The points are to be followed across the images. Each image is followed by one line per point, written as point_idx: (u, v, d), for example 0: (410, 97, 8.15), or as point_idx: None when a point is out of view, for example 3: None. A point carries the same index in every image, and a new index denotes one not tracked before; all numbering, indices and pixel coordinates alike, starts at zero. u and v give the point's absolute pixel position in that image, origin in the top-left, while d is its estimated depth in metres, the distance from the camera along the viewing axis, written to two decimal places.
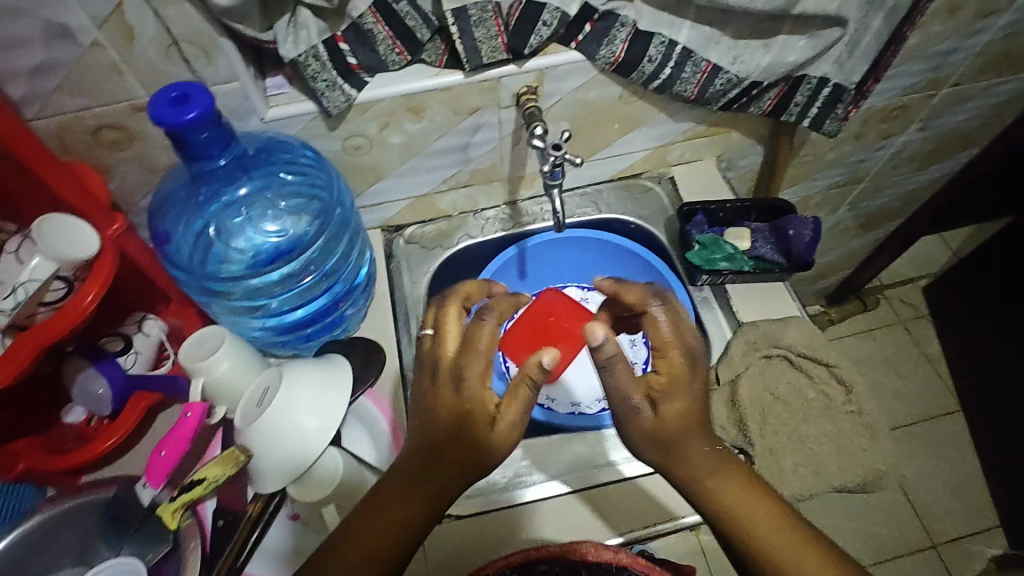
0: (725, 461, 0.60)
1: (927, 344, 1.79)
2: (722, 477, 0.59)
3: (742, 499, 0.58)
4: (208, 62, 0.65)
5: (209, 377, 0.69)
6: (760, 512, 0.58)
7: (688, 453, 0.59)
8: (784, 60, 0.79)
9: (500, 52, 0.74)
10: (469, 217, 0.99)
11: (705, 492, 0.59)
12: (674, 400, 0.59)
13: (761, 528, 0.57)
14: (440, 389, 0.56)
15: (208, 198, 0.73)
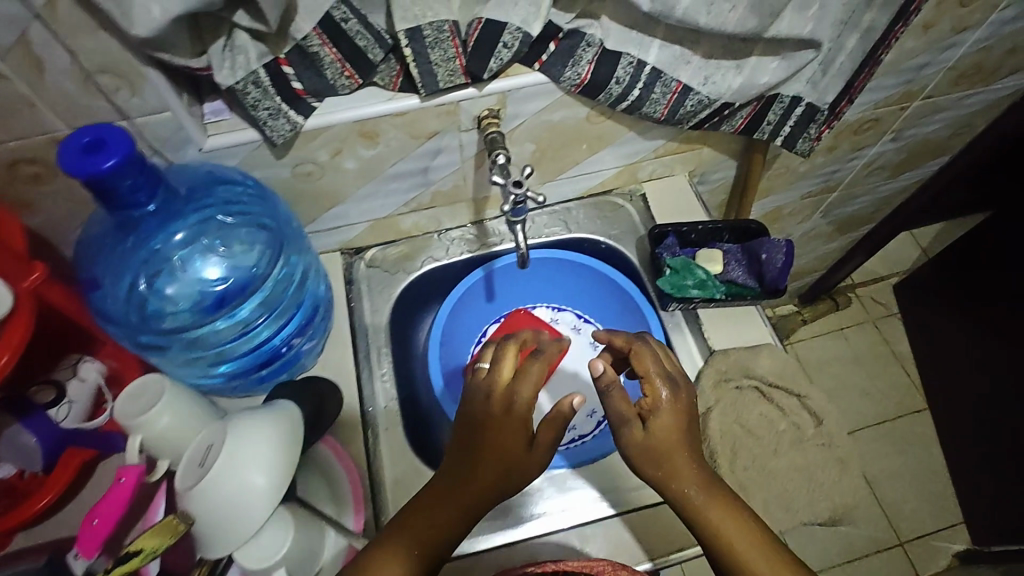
0: (717, 491, 0.57)
1: (896, 343, 1.81)
2: (716, 507, 0.56)
3: (732, 527, 0.56)
4: (133, 93, 0.59)
5: (147, 434, 0.64)
6: (750, 543, 0.55)
7: (684, 477, 0.57)
8: (756, 81, 0.75)
9: (459, 76, 0.69)
10: (433, 238, 0.94)
11: (696, 519, 0.57)
12: (684, 422, 0.60)
13: (752, 559, 0.54)
14: (489, 407, 0.62)
15: (139, 244, 0.66)
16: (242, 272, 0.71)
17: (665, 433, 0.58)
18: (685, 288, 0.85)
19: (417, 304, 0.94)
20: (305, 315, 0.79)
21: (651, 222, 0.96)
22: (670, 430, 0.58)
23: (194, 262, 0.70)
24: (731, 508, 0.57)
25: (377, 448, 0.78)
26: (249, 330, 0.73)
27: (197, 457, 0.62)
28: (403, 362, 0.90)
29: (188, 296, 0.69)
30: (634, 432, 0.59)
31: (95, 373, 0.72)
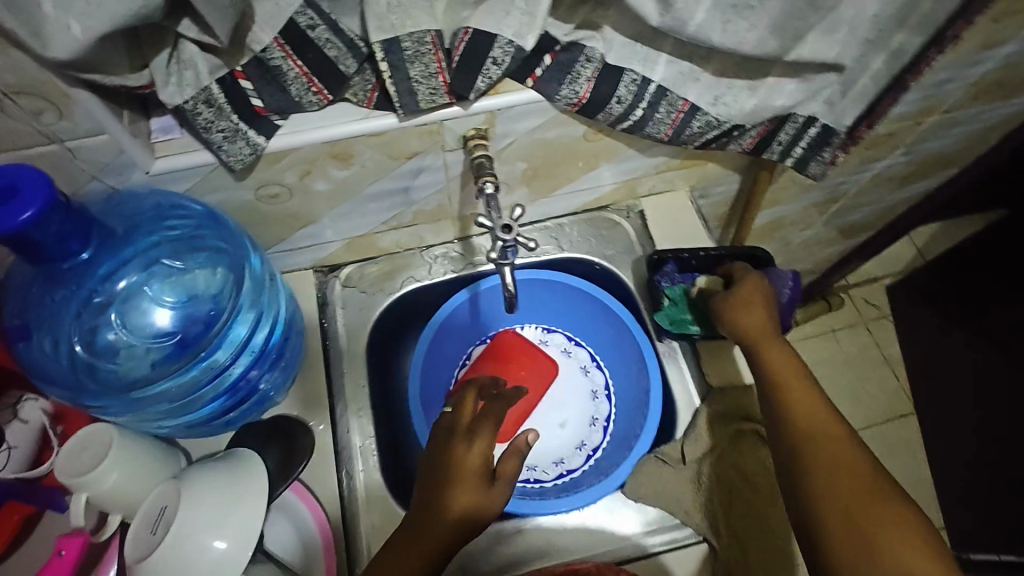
0: (779, 340, 0.70)
1: (888, 347, 1.67)
2: (775, 346, 0.69)
3: (788, 371, 0.67)
4: (61, 116, 0.51)
5: (95, 491, 0.58)
6: (798, 387, 0.65)
7: (756, 319, 0.72)
8: (770, 103, 0.68)
9: (442, 94, 0.62)
10: (415, 255, 0.88)
11: (758, 345, 0.70)
12: (767, 299, 0.75)
13: (799, 405, 0.63)
14: (450, 447, 0.60)
15: (70, 297, 0.59)
16: (197, 308, 0.63)
17: (747, 291, 0.75)
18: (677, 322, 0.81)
19: (398, 327, 0.88)
20: (279, 347, 0.70)
21: (648, 242, 0.90)
22: (751, 289, 0.75)
23: (143, 308, 0.63)
24: (796, 360, 0.68)
25: (353, 493, 0.73)
26: (212, 383, 0.64)
27: (151, 518, 0.58)
28: (381, 391, 0.84)
29: (138, 346, 0.62)
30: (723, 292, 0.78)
31: (39, 412, 0.66)
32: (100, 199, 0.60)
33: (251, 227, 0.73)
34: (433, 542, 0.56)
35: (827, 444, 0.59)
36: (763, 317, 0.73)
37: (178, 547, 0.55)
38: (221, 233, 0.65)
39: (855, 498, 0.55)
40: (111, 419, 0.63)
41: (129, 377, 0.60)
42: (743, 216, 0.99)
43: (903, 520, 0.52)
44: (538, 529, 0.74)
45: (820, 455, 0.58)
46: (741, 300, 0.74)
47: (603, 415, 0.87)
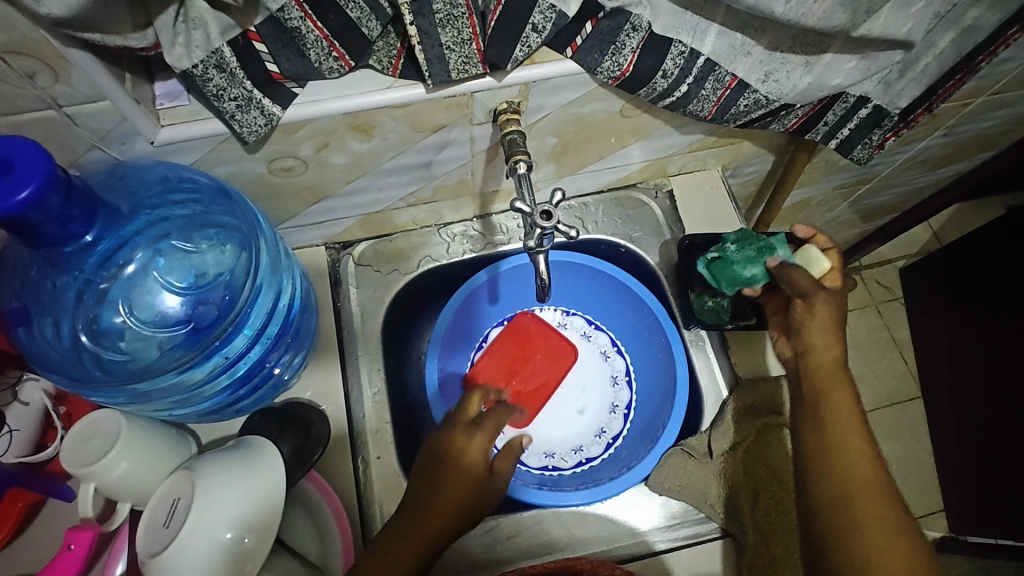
0: (841, 376, 0.60)
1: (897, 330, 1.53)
2: (838, 386, 0.60)
3: (839, 423, 0.58)
4: (57, 79, 0.46)
5: (102, 481, 0.55)
6: (854, 446, 0.56)
7: (830, 348, 0.61)
8: (826, 83, 0.63)
9: (475, 64, 0.56)
10: (432, 233, 0.83)
11: (818, 390, 0.60)
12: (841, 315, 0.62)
13: (856, 468, 0.55)
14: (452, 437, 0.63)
15: (72, 281, 0.56)
16: (211, 292, 0.60)
17: (824, 318, 0.61)
18: (756, 266, 0.70)
19: (412, 307, 0.84)
20: (294, 328, 0.67)
21: (677, 225, 0.85)
22: (824, 312, 0.62)
23: (150, 291, 0.59)
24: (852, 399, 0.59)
25: (368, 483, 0.70)
26: (225, 374, 0.61)
27: (162, 514, 0.55)
28: (396, 374, 0.81)
29: (147, 335, 0.58)
30: (800, 308, 0.63)
31: (41, 394, 0.62)
32: (102, 171, 0.55)
33: (262, 201, 0.68)
34: (421, 535, 0.58)
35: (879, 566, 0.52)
36: (833, 348, 0.62)
37: (191, 543, 0.52)
38: (234, 209, 0.60)
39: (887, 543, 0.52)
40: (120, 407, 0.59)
41: (139, 365, 0.57)
42: (774, 198, 0.95)
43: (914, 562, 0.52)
44: (560, 522, 0.72)
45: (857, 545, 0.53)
46: (823, 335, 0.61)
47: (624, 403, 0.84)
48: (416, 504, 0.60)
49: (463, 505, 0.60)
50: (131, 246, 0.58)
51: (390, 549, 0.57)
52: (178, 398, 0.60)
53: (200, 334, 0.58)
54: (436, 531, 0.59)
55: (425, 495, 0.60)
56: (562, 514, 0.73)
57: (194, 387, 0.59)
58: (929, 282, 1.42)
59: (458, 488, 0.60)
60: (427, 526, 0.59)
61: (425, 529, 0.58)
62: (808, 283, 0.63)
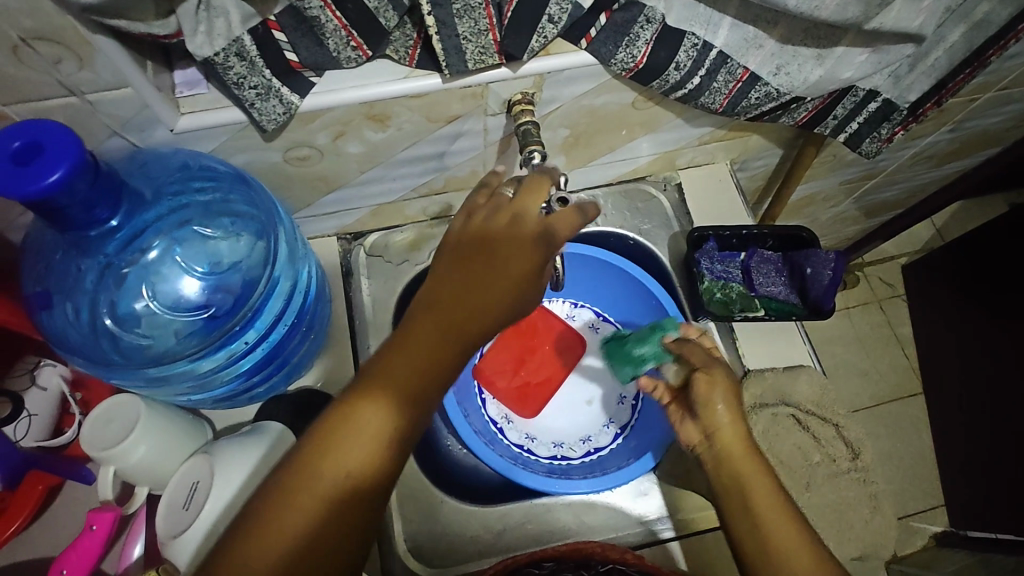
0: (755, 455, 0.59)
1: (898, 325, 1.51)
2: (752, 465, 0.58)
3: (767, 498, 0.56)
4: (82, 65, 0.47)
5: (122, 465, 0.57)
6: (787, 525, 0.54)
7: (731, 429, 0.60)
8: (837, 76, 0.64)
9: (491, 54, 0.57)
10: (443, 224, 0.84)
11: (731, 466, 0.58)
12: (735, 392, 0.63)
13: (794, 553, 0.53)
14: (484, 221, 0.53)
15: (93, 266, 0.56)
16: (228, 279, 0.60)
17: (716, 390, 0.62)
18: (649, 346, 0.75)
19: None
20: (309, 318, 0.68)
21: (685, 218, 0.86)
22: (726, 388, 0.62)
23: (168, 276, 0.59)
24: (770, 477, 0.58)
25: None
26: (241, 362, 0.61)
27: (181, 499, 0.56)
28: None
29: (164, 321, 0.59)
30: (698, 381, 0.63)
31: (59, 380, 0.63)
32: (122, 158, 0.56)
33: (277, 190, 0.69)
34: (419, 351, 0.48)
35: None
36: (739, 424, 0.61)
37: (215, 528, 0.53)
38: (250, 195, 0.61)
39: None
40: (138, 392, 0.60)
41: (157, 351, 0.58)
42: (781, 192, 0.96)
43: None
44: (569, 510, 0.73)
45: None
46: (723, 409, 0.61)
47: (632, 394, 0.84)
48: (345, 418, 0.46)
49: (453, 322, 0.49)
50: (152, 233, 0.58)
51: (315, 461, 0.45)
52: (195, 385, 0.61)
53: (217, 322, 0.59)
54: (405, 387, 0.47)
55: (366, 414, 0.46)
56: (571, 502, 0.74)
57: (210, 373, 0.60)
58: (931, 278, 1.43)
59: (448, 321, 0.49)
60: (394, 385, 0.47)
61: (362, 455, 0.46)
62: (701, 356, 0.66)
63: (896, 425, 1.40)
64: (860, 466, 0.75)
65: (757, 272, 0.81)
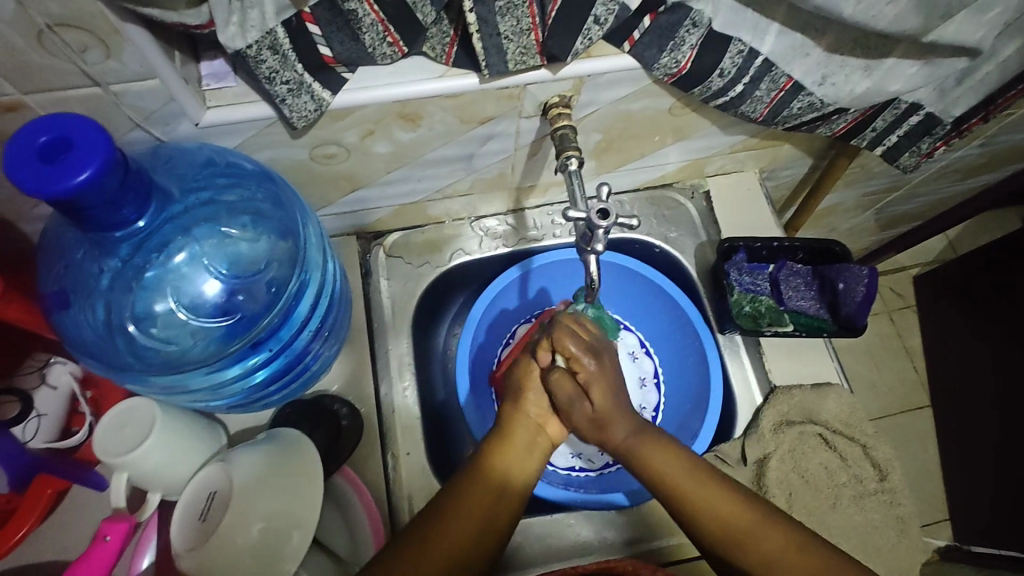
0: (649, 434, 0.62)
1: (909, 336, 1.44)
2: (648, 445, 0.61)
3: (656, 457, 0.60)
4: (108, 55, 0.44)
5: (135, 471, 0.55)
6: (692, 484, 0.58)
7: (614, 428, 0.62)
8: (884, 88, 0.61)
9: (532, 55, 0.54)
10: (464, 226, 0.82)
11: (631, 455, 0.61)
12: (614, 384, 0.63)
13: (707, 506, 0.56)
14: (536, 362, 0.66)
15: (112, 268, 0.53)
16: (253, 282, 0.58)
17: (592, 395, 0.62)
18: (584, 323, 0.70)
19: (441, 301, 0.83)
20: (331, 321, 0.66)
21: (713, 227, 0.84)
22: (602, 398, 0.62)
23: (191, 277, 0.57)
24: (668, 446, 0.61)
25: (398, 477, 0.69)
26: (262, 370, 0.60)
27: (198, 508, 0.54)
28: (423, 368, 0.79)
29: (183, 326, 0.56)
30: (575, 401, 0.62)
31: (70, 378, 0.61)
32: (145, 152, 0.54)
33: (300, 188, 0.67)
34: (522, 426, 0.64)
35: (766, 555, 0.53)
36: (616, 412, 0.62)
37: (230, 538, 0.51)
38: (278, 192, 0.59)
39: (750, 522, 0.55)
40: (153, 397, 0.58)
41: (176, 357, 0.56)
42: (808, 202, 0.94)
43: (785, 542, 0.53)
44: (590, 525, 0.71)
45: (752, 556, 0.53)
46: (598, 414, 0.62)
47: (653, 405, 0.80)
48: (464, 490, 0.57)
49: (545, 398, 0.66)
50: (175, 234, 0.55)
51: (433, 535, 0.54)
52: (214, 393, 0.59)
53: (241, 328, 0.57)
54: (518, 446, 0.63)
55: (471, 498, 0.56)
56: (593, 517, 0.72)
57: (231, 382, 0.58)
58: (937, 289, 1.38)
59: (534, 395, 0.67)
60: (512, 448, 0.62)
61: (474, 524, 0.55)
62: (567, 377, 0.63)
63: (903, 437, 1.35)
64: (888, 488, 0.73)
65: (786, 283, 0.79)
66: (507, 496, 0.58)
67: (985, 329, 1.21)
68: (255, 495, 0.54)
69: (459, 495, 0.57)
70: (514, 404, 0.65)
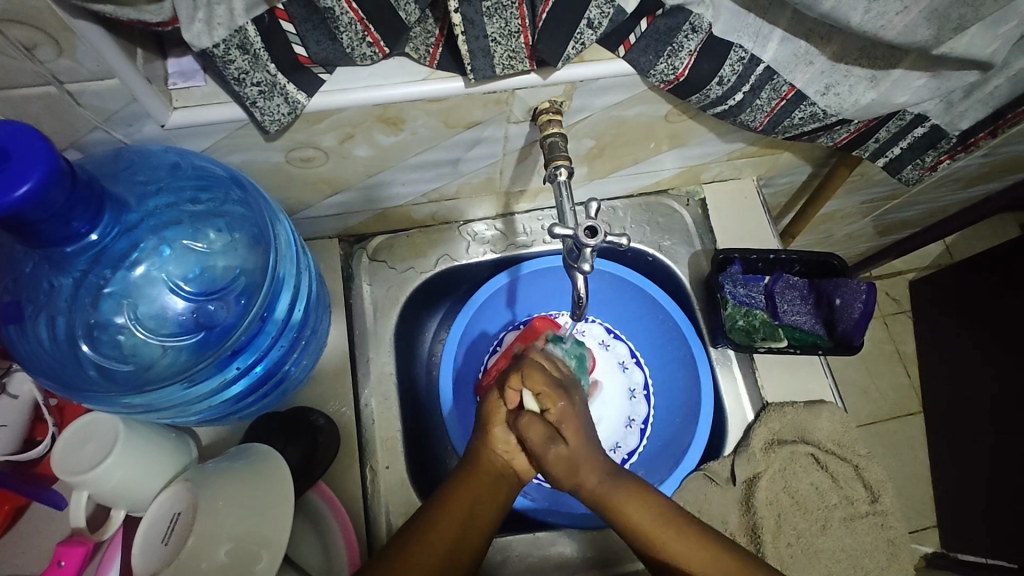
0: (624, 484, 0.59)
1: (903, 342, 1.39)
2: (622, 499, 0.59)
3: (637, 507, 0.59)
4: (60, 53, 0.41)
5: (96, 490, 0.52)
6: (676, 535, 0.58)
7: (588, 478, 0.59)
8: (890, 100, 0.58)
9: (521, 59, 0.51)
10: (451, 230, 0.79)
11: (606, 504, 0.59)
12: (584, 424, 0.59)
13: (680, 554, 0.57)
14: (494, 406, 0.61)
15: (68, 284, 0.51)
16: (222, 294, 0.56)
17: (564, 450, 0.57)
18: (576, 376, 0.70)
19: (425, 307, 0.80)
20: (310, 329, 0.63)
21: (708, 236, 0.81)
22: (574, 445, 0.57)
23: (154, 292, 0.55)
24: (643, 499, 0.59)
25: (376, 492, 0.67)
26: (233, 386, 0.57)
27: (161, 529, 0.52)
28: (406, 376, 0.77)
29: (148, 343, 0.54)
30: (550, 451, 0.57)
31: (31, 387, 0.58)
32: (107, 155, 0.51)
33: (277, 190, 0.63)
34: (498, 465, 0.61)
35: None
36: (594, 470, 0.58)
37: (195, 564, 0.48)
38: (247, 198, 0.56)
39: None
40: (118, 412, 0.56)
41: (140, 375, 0.53)
42: (806, 210, 0.91)
43: None
44: (574, 542, 0.69)
45: None
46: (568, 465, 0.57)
47: (641, 417, 0.78)
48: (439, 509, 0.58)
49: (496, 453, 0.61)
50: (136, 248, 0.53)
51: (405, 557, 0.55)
52: (183, 411, 0.56)
53: (208, 344, 0.55)
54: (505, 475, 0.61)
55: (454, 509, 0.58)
56: (576, 535, 0.70)
57: (200, 401, 0.55)
58: (931, 295, 1.32)
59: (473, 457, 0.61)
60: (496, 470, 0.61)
61: (446, 539, 0.56)
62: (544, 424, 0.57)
63: (894, 444, 1.31)
64: (879, 510, 0.72)
65: (781, 297, 0.76)
66: (491, 503, 0.60)
67: (980, 340, 1.15)
68: (217, 484, 0.53)
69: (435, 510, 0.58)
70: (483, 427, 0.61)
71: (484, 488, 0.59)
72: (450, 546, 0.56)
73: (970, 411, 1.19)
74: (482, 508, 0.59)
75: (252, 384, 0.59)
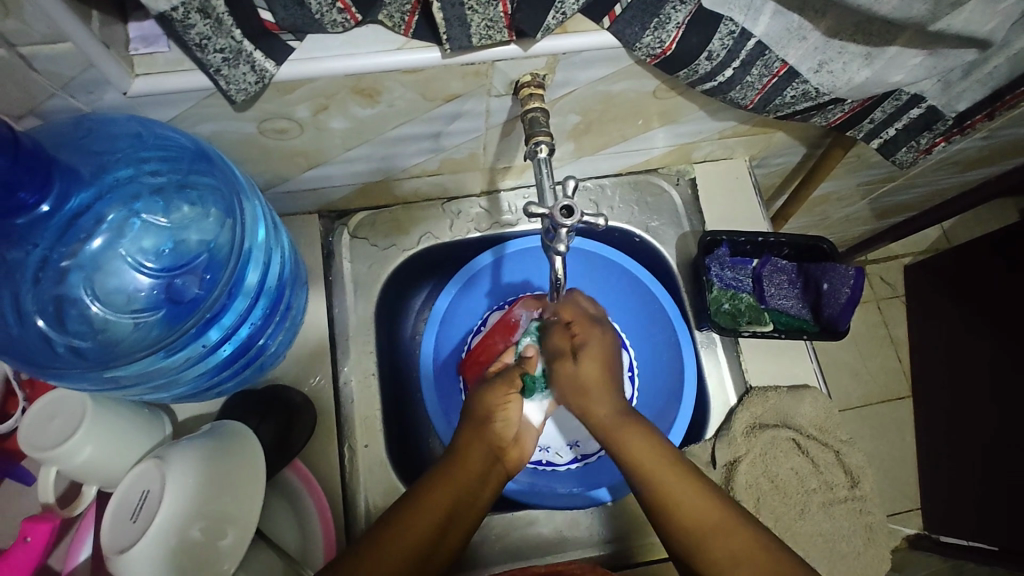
0: (629, 418, 0.61)
1: (896, 327, 1.38)
2: (628, 430, 0.60)
3: (638, 443, 0.59)
4: (6, 14, 0.39)
5: (65, 466, 0.51)
6: (669, 475, 0.57)
7: (600, 405, 0.61)
8: (885, 79, 0.56)
9: (500, 29, 0.48)
10: (434, 207, 0.78)
11: (612, 434, 0.61)
12: (610, 360, 0.62)
13: (675, 496, 0.56)
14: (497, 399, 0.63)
15: (23, 257, 0.51)
16: (189, 268, 0.55)
17: (586, 368, 0.61)
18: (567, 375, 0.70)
19: (408, 285, 0.79)
20: (286, 304, 0.62)
21: (697, 216, 0.80)
22: (592, 370, 0.61)
23: (120, 269, 0.54)
24: (645, 431, 0.60)
25: (354, 471, 0.67)
26: (202, 365, 0.56)
27: (130, 506, 0.50)
28: (387, 355, 0.76)
29: (114, 321, 0.54)
30: (566, 366, 0.63)
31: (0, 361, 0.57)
32: (67, 123, 0.49)
33: (252, 164, 0.62)
34: (471, 473, 0.59)
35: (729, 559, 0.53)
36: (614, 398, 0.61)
37: (166, 541, 0.48)
38: (212, 170, 0.55)
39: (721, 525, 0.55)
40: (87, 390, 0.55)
41: (106, 355, 0.52)
42: (799, 191, 0.89)
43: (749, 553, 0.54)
44: (551, 522, 0.69)
45: (715, 551, 0.54)
46: (593, 383, 0.61)
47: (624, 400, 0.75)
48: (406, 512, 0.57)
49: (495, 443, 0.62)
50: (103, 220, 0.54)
51: (390, 534, 0.55)
52: (154, 389, 0.56)
53: (173, 322, 0.54)
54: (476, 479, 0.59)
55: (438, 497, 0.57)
56: (554, 516, 0.70)
57: (170, 378, 0.55)
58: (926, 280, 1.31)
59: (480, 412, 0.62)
60: (467, 479, 0.59)
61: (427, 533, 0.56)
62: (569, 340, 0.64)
63: (881, 426, 1.32)
64: (858, 496, 0.72)
65: (768, 281, 0.75)
66: (478, 492, 0.60)
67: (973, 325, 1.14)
68: (190, 462, 0.52)
69: (389, 525, 0.56)
70: (480, 421, 0.62)
71: (466, 479, 0.59)
72: (426, 542, 0.56)
73: (960, 396, 1.19)
74: (470, 499, 0.59)
75: (223, 362, 0.58)
